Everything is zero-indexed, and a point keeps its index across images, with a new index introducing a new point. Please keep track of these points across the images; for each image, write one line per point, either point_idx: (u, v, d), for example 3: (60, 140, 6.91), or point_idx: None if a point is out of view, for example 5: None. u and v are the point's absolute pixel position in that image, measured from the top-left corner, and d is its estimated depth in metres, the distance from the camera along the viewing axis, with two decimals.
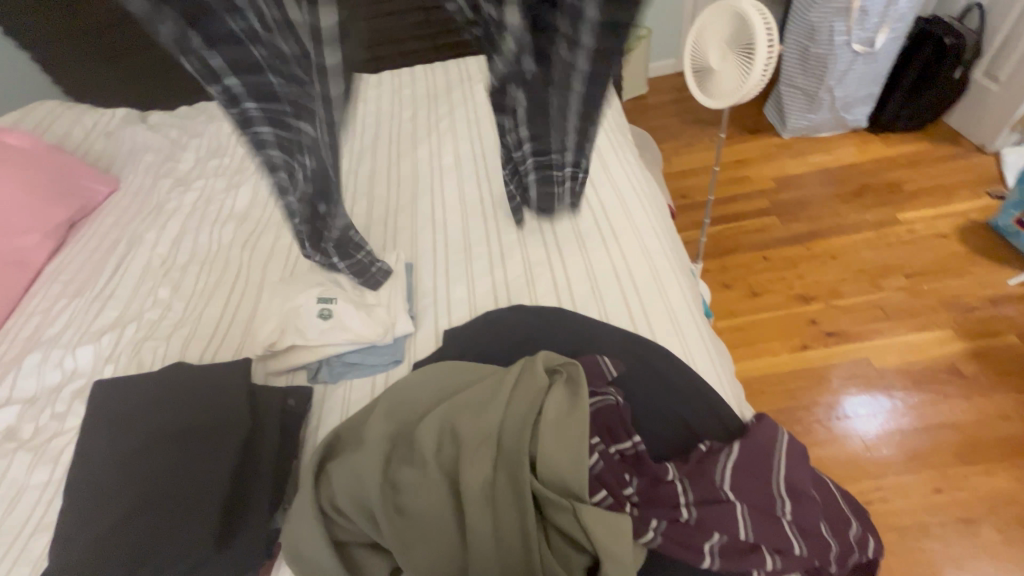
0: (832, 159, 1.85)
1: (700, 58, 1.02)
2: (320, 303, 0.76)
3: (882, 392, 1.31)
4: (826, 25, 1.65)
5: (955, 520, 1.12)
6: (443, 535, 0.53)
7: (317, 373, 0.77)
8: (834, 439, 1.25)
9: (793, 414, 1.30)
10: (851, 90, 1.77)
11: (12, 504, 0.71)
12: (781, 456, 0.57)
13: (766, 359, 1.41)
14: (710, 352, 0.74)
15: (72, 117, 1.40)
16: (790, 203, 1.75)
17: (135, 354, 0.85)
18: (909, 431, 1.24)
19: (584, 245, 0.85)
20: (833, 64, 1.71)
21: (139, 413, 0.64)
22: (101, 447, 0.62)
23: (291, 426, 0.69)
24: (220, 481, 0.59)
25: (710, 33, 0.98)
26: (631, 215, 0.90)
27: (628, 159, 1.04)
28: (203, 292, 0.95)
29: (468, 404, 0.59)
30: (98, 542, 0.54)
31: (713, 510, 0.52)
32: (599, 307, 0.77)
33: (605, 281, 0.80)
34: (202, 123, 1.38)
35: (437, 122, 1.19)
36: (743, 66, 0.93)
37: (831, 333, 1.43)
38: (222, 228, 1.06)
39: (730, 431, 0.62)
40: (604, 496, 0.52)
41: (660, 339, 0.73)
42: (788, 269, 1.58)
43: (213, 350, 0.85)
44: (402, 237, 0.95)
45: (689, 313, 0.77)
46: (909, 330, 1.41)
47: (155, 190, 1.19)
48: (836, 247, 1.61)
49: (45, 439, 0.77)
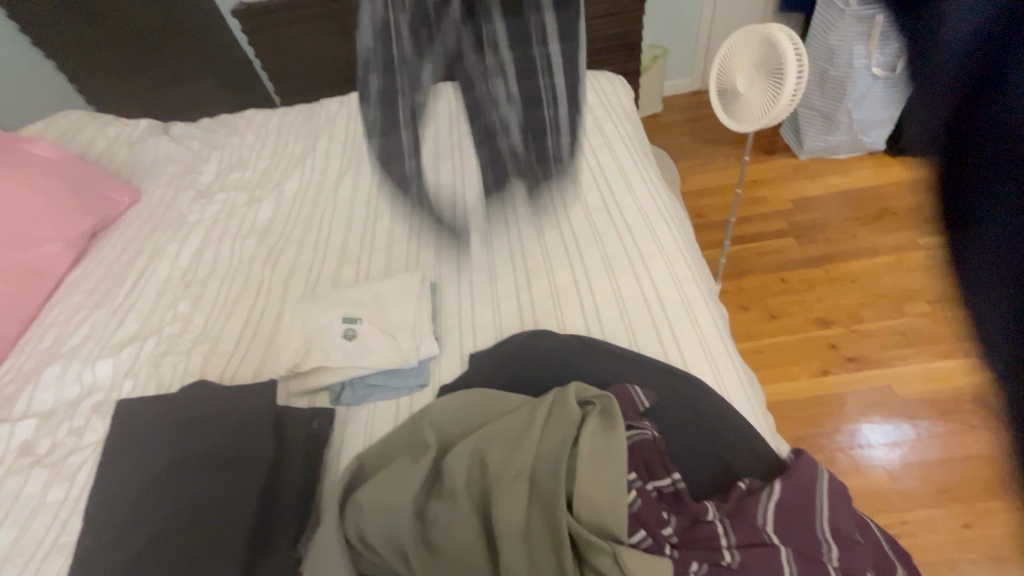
0: (850, 182, 1.97)
1: (727, 81, 1.07)
2: (345, 324, 0.78)
3: (906, 421, 1.34)
4: (845, 48, 1.78)
5: (987, 559, 1.12)
6: (474, 572, 0.52)
7: (338, 396, 0.75)
8: (856, 468, 1.28)
9: (816, 441, 1.33)
10: (868, 114, 1.90)
11: (27, 523, 0.70)
12: (823, 497, 0.55)
13: (787, 383, 1.45)
14: (741, 380, 0.72)
15: (94, 127, 1.43)
16: (806, 226, 1.85)
17: (154, 370, 0.84)
18: (934, 463, 1.26)
19: (668, 319, 0.76)
20: (852, 87, 1.85)
21: (160, 434, 0.63)
22: (123, 473, 0.61)
23: (317, 449, 0.67)
24: (243, 510, 0.57)
25: (739, 58, 1.03)
26: (658, 238, 0.89)
27: (653, 181, 1.04)
28: (223, 307, 0.94)
29: (496, 434, 0.58)
30: (116, 573, 0.52)
31: (757, 553, 0.50)
32: (629, 334, 0.75)
33: (634, 306, 0.79)
34: (225, 135, 1.41)
35: (462, 139, 1.22)
36: (773, 89, 0.97)
37: (851, 359, 1.47)
38: (244, 242, 1.06)
39: (769, 469, 0.61)
40: (643, 537, 0.51)
41: (691, 369, 0.71)
42: (806, 293, 1.65)
43: (233, 369, 0.83)
44: (399, 251, 0.97)
45: (720, 340, 0.76)
46: (933, 358, 1.44)
47: (176, 202, 1.21)
48: (855, 272, 1.68)
49: (63, 454, 0.76)
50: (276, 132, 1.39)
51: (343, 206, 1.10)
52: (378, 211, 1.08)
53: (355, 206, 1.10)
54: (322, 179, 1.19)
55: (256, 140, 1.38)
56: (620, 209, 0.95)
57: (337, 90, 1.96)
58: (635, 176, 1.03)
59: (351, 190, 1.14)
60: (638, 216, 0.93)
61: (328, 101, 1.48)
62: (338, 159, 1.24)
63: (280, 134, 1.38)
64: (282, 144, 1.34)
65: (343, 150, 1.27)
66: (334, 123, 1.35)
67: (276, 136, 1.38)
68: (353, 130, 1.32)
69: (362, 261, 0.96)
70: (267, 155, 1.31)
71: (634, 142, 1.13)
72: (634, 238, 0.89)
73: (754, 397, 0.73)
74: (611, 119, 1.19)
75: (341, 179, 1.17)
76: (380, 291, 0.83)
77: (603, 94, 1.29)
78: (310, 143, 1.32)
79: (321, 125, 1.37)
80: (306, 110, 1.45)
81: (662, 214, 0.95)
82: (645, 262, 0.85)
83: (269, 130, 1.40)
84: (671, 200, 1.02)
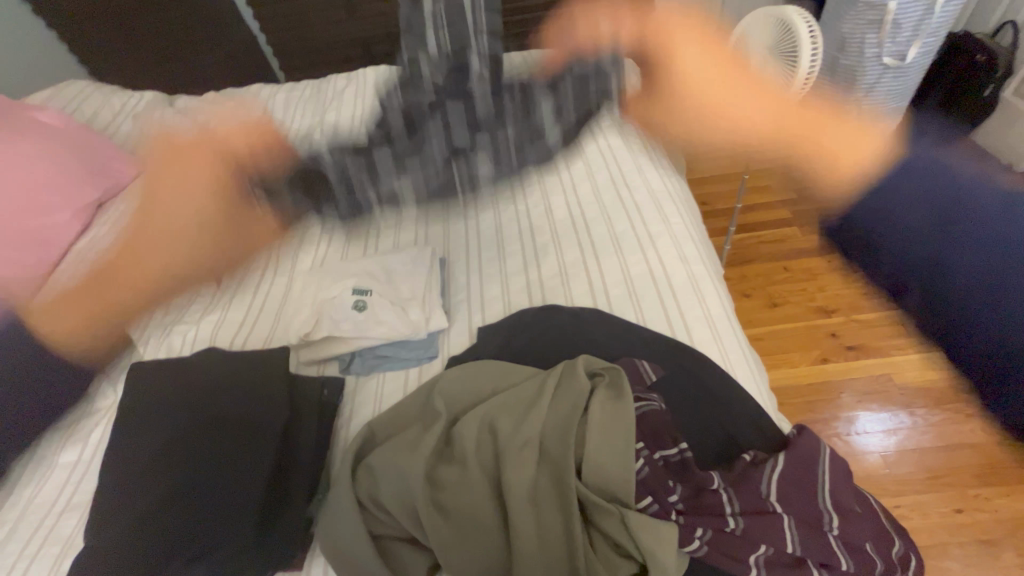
0: (855, 173, 1.97)
1: (740, 64, 1.07)
2: (355, 297, 0.77)
3: (902, 409, 1.35)
4: (857, 36, 1.77)
5: (975, 542, 1.14)
6: (484, 533, 0.54)
7: (348, 365, 0.76)
8: (851, 453, 1.30)
9: (813, 426, 1.35)
10: (876, 104, 1.90)
11: (41, 482, 0.71)
12: (825, 469, 0.57)
13: (786, 370, 1.47)
14: (746, 358, 0.73)
15: (100, 97, 1.42)
16: (811, 214, 1.85)
17: (164, 338, 0.85)
18: (928, 450, 1.28)
19: (675, 297, 0.77)
20: (862, 76, 1.81)
21: (173, 397, 0.64)
22: (138, 433, 0.62)
23: (328, 417, 0.68)
24: (259, 471, 0.58)
25: (752, 40, 1.02)
26: (666, 218, 0.89)
27: (662, 162, 1.04)
28: (231, 279, 0.94)
29: (507, 404, 0.60)
30: (134, 529, 0.54)
31: (761, 521, 0.51)
32: (636, 310, 0.76)
33: (642, 283, 0.79)
34: (231, 108, 1.40)
35: None
36: (785, 72, 0.96)
37: (850, 347, 1.49)
38: (252, 214, 1.07)
39: (772, 443, 0.62)
40: (650, 503, 0.52)
41: (697, 346, 0.71)
42: (809, 281, 1.66)
43: (243, 338, 0.83)
44: None
45: (726, 319, 0.76)
46: (931, 348, 1.46)
47: (183, 174, 1.21)
48: (858, 262, 1.69)
49: (75, 417, 0.78)
50: (283, 106, 1.39)
51: None
52: (385, 187, 1.08)
53: None
54: (329, 155, 1.19)
55: (263, 114, 1.37)
56: (629, 188, 0.95)
57: (342, 67, 1.94)
58: (644, 156, 1.03)
59: None
60: (646, 196, 0.93)
61: (335, 77, 1.47)
62: (345, 135, 1.24)
63: (286, 108, 1.37)
64: (289, 119, 1.34)
65: (350, 126, 1.26)
66: (341, 99, 1.35)
67: (283, 110, 1.37)
68: (361, 106, 1.31)
69: None
70: (274, 130, 1.31)
71: (644, 123, 1.13)
72: (643, 217, 0.89)
73: (759, 374, 0.74)
74: (622, 100, 1.18)
75: (348, 155, 1.17)
76: (390, 264, 0.83)
77: (613, 75, 1.28)
78: (317, 119, 1.31)
79: (328, 100, 1.36)
80: (313, 86, 1.45)
81: (670, 194, 0.95)
82: (654, 241, 0.85)
83: (276, 104, 1.40)
84: (680, 181, 1.02)
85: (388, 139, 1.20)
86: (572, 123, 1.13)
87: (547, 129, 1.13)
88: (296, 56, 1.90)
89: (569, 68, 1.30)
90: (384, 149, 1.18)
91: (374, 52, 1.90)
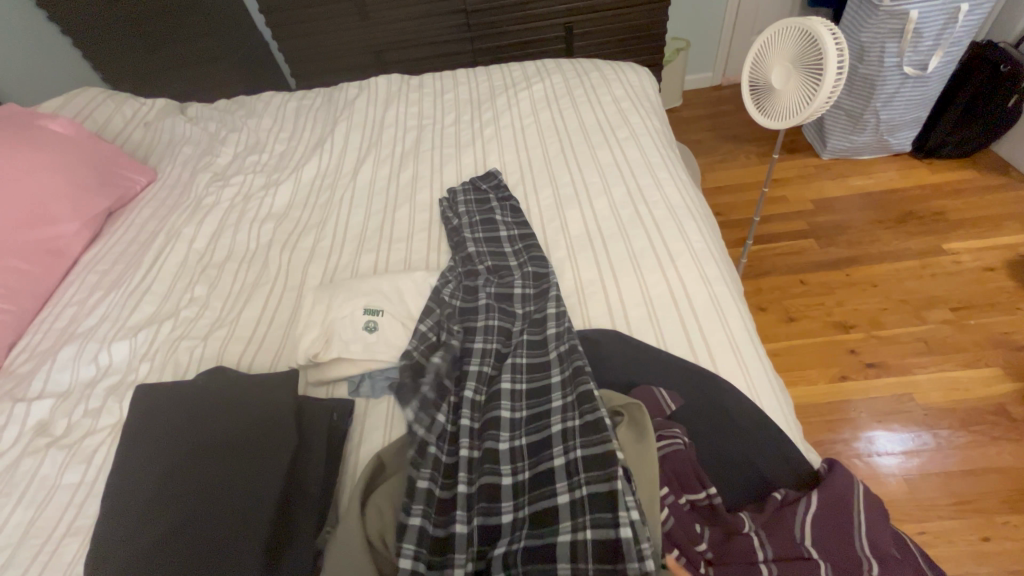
0: (873, 184, 1.93)
1: (761, 76, 1.04)
2: (366, 315, 0.77)
3: (925, 430, 1.31)
4: (877, 45, 1.72)
5: (1006, 573, 1.09)
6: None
7: (358, 387, 0.73)
8: (873, 475, 1.26)
9: (833, 447, 1.31)
10: (896, 114, 1.86)
11: (42, 505, 0.69)
12: (861, 510, 0.53)
13: (804, 387, 1.43)
14: (772, 385, 0.70)
15: (111, 104, 1.42)
16: (828, 226, 1.82)
17: (171, 354, 0.83)
18: (953, 473, 1.23)
19: (697, 320, 0.74)
20: (882, 87, 1.79)
21: (179, 421, 0.62)
22: (142, 459, 0.59)
23: (337, 442, 0.66)
24: (266, 501, 0.56)
25: (774, 52, 0.99)
26: (686, 235, 0.86)
27: (681, 176, 1.01)
28: (239, 294, 0.92)
29: None
30: (135, 564, 0.51)
31: (795, 570, 0.49)
32: (656, 333, 0.73)
33: (662, 305, 0.77)
34: (242, 116, 1.39)
35: (482, 127, 1.19)
36: (810, 85, 0.94)
37: (870, 365, 1.45)
38: (262, 226, 1.05)
39: (803, 480, 0.59)
40: (676, 556, 0.50)
41: (722, 372, 0.68)
42: (826, 295, 1.62)
43: (250, 355, 0.81)
44: (418, 241, 0.96)
45: (750, 342, 0.73)
46: (955, 366, 1.41)
47: (193, 184, 1.20)
48: (877, 276, 1.65)
49: (78, 437, 0.76)
50: (294, 115, 1.37)
51: (360, 194, 1.08)
52: (397, 199, 1.06)
53: (373, 194, 1.08)
54: (339, 165, 1.17)
55: (273, 123, 1.36)
56: (647, 205, 0.92)
57: (353, 74, 1.93)
58: (662, 170, 1.00)
59: (369, 177, 1.12)
60: (664, 212, 0.91)
61: (346, 85, 1.46)
62: (355, 145, 1.22)
63: (297, 116, 1.36)
64: (300, 128, 1.32)
65: (361, 135, 1.25)
66: (352, 108, 1.33)
67: (294, 119, 1.36)
68: (372, 115, 1.30)
69: (381, 250, 0.94)
70: (284, 139, 1.29)
71: (660, 136, 1.11)
72: (661, 235, 0.86)
73: (786, 402, 0.70)
74: (637, 111, 1.16)
75: (359, 166, 1.15)
76: (401, 282, 0.81)
77: (628, 85, 1.26)
78: (326, 128, 1.30)
79: (339, 109, 1.35)
80: (324, 94, 1.43)
81: (689, 210, 0.92)
82: (673, 261, 0.82)
83: (287, 113, 1.39)
84: (699, 195, 0.99)
85: (399, 149, 1.18)
86: (587, 136, 1.10)
87: (561, 142, 1.11)
88: (307, 62, 1.89)
89: (584, 78, 1.28)
90: (395, 160, 1.16)
91: (384, 59, 1.89)
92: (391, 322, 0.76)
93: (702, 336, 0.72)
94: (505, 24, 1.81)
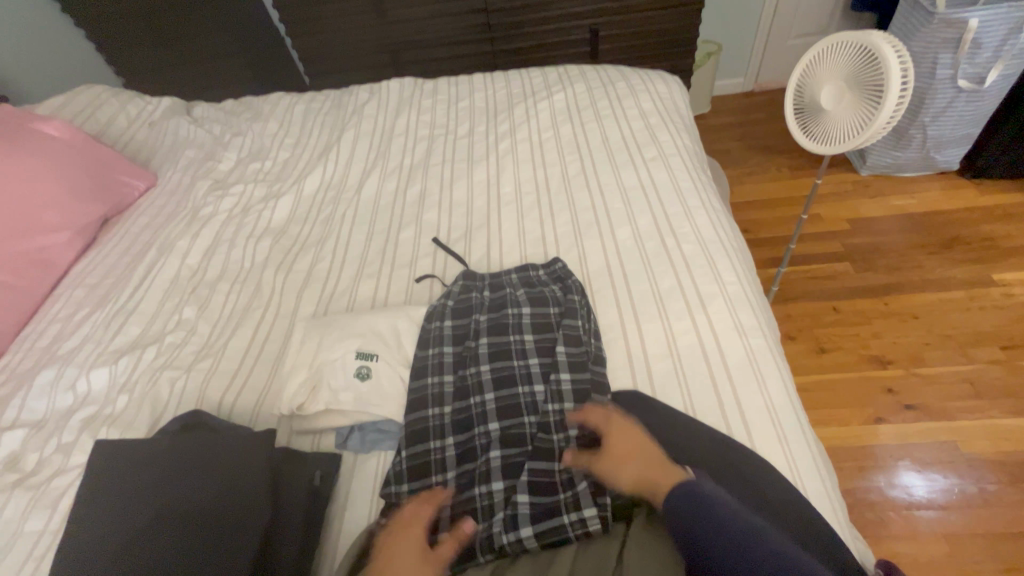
0: (915, 204, 1.80)
1: (808, 94, 0.94)
2: (357, 360, 0.69)
3: (970, 484, 1.20)
4: (929, 55, 1.59)
5: None
6: None
7: (346, 440, 0.67)
8: (913, 533, 1.15)
9: (866, 497, 1.20)
10: (945, 130, 1.72)
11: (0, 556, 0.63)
12: None
13: (836, 428, 1.32)
14: (816, 462, 0.61)
15: (117, 103, 1.37)
16: (864, 248, 1.70)
17: (151, 386, 0.77)
18: (1001, 535, 1.12)
19: (731, 385, 0.65)
20: (932, 100, 1.65)
21: (138, 488, 0.55)
22: (93, 534, 0.53)
23: (318, 510, 0.60)
24: None
25: (826, 68, 0.89)
26: (719, 276, 0.77)
27: (713, 203, 0.92)
28: (229, 318, 0.86)
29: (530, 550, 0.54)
30: None
31: None
32: (684, 397, 0.65)
33: (690, 361, 0.68)
34: (247, 120, 1.33)
35: (496, 139, 1.11)
36: (866, 108, 0.83)
37: (909, 406, 1.33)
38: (258, 243, 0.98)
39: None
40: None
41: (761, 451, 0.59)
42: (862, 326, 1.51)
43: (234, 393, 0.75)
44: (422, 265, 0.88)
45: (792, 413, 0.63)
46: (1005, 413, 1.29)
47: (192, 192, 1.13)
48: (919, 307, 1.53)
49: (47, 477, 0.70)
50: (301, 119, 1.31)
51: (365, 212, 1.01)
52: (403, 218, 0.98)
53: (378, 212, 1.00)
54: (344, 178, 1.10)
55: (279, 127, 1.29)
56: (673, 238, 0.83)
57: (368, 75, 1.86)
58: (690, 196, 0.91)
59: (374, 192, 1.05)
60: (694, 247, 0.81)
61: (357, 88, 1.39)
62: (363, 156, 1.15)
63: (305, 121, 1.30)
64: (307, 133, 1.26)
65: (369, 145, 1.17)
66: (361, 113, 1.26)
67: (300, 124, 1.29)
68: (382, 123, 1.22)
69: (382, 277, 0.87)
70: (289, 145, 1.23)
71: (690, 156, 1.01)
72: (691, 277, 0.77)
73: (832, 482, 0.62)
74: (666, 127, 1.06)
75: (364, 179, 1.08)
76: (400, 321, 0.74)
77: (658, 97, 1.16)
78: (332, 136, 1.23)
79: (347, 114, 1.28)
80: (334, 97, 1.36)
81: (723, 245, 0.83)
82: (703, 308, 0.73)
83: (294, 117, 1.32)
84: (733, 227, 0.89)
85: (408, 162, 1.10)
86: (610, 155, 1.01)
87: (582, 160, 1.02)
88: (321, 60, 1.82)
89: (609, 89, 1.19)
90: (404, 173, 1.08)
91: (401, 60, 1.82)
92: (442, 358, 0.71)
93: (735, 407, 0.63)
94: (527, 25, 1.72)
